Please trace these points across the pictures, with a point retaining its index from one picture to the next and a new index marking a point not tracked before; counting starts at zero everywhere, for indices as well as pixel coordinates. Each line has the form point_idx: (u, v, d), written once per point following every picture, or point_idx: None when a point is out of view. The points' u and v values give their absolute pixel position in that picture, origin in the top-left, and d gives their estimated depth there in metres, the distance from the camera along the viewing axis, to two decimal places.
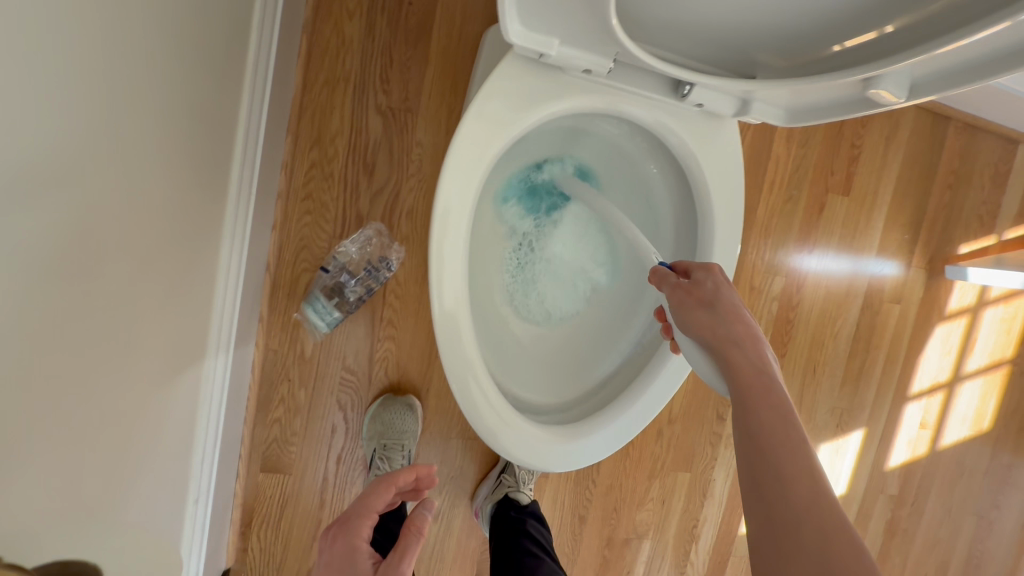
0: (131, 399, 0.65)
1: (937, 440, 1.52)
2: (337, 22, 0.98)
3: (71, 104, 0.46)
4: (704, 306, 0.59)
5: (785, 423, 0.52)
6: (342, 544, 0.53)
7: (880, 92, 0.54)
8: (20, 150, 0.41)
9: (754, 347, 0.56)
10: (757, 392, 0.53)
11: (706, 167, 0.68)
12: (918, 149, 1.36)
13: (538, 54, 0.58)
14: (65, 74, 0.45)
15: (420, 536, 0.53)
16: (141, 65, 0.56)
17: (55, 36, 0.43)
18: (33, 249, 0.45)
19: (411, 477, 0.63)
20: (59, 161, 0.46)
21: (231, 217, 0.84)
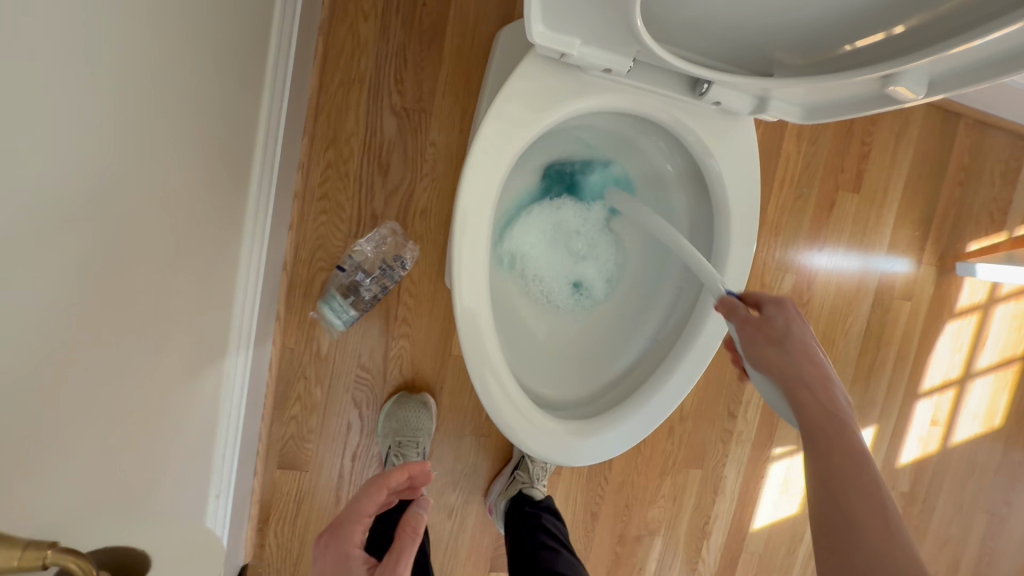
0: (159, 396, 0.65)
1: (949, 437, 1.52)
2: (352, 24, 1.00)
3: (111, 107, 0.48)
4: (776, 343, 0.61)
5: (857, 462, 0.53)
6: (336, 550, 0.57)
7: (898, 89, 0.54)
8: (67, 153, 0.43)
9: (825, 390, 0.58)
10: (827, 431, 0.55)
11: (724, 164, 0.69)
12: (928, 146, 1.36)
13: (559, 54, 0.59)
14: (106, 75, 0.46)
15: (414, 535, 0.56)
16: (172, 68, 0.57)
17: (100, 40, 0.44)
18: (76, 247, 0.46)
19: (401, 476, 0.67)
20: (100, 161, 0.48)
21: (251, 217, 0.85)
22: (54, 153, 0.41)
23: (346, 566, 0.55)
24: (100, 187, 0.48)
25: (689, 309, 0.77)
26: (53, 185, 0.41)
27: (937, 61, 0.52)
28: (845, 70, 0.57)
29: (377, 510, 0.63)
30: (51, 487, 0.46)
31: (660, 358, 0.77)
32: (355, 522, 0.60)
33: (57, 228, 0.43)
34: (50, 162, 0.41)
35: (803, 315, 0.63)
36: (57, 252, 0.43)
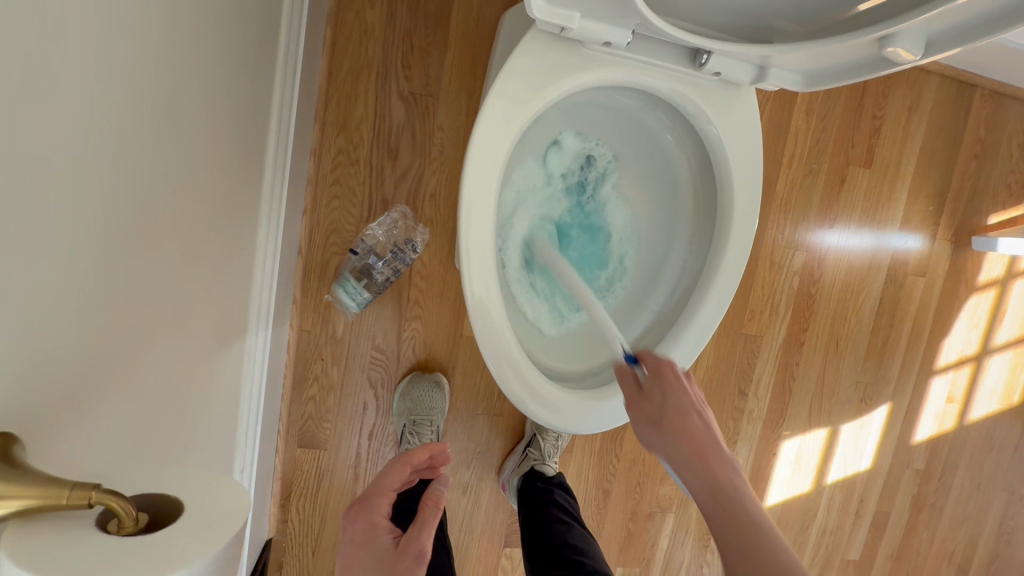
0: (185, 371, 0.68)
1: (965, 414, 1.51)
2: (359, 11, 1.02)
3: (136, 87, 0.50)
4: (654, 424, 0.62)
5: (750, 530, 0.54)
6: (363, 521, 0.61)
7: (897, 50, 0.55)
8: (99, 132, 0.45)
9: (704, 466, 0.58)
10: (714, 501, 0.56)
11: (726, 135, 0.70)
12: (942, 118, 1.34)
13: (559, 28, 0.60)
14: (130, 57, 0.48)
15: (436, 509, 0.60)
16: (187, 52, 0.59)
17: (126, 24, 0.47)
18: (107, 224, 0.48)
19: (424, 455, 0.70)
20: (129, 143, 0.50)
21: (267, 201, 0.88)
22: (88, 130, 0.43)
23: (373, 535, 0.60)
24: (128, 165, 0.51)
25: (695, 279, 0.78)
26: (86, 162, 0.44)
27: (935, 20, 0.52)
28: (844, 33, 0.57)
29: (401, 486, 0.67)
30: (89, 450, 0.49)
31: (666, 329, 0.79)
32: (379, 496, 0.64)
33: (88, 203, 0.45)
34: (86, 141, 0.43)
35: (682, 377, 0.64)
36: (87, 227, 0.45)
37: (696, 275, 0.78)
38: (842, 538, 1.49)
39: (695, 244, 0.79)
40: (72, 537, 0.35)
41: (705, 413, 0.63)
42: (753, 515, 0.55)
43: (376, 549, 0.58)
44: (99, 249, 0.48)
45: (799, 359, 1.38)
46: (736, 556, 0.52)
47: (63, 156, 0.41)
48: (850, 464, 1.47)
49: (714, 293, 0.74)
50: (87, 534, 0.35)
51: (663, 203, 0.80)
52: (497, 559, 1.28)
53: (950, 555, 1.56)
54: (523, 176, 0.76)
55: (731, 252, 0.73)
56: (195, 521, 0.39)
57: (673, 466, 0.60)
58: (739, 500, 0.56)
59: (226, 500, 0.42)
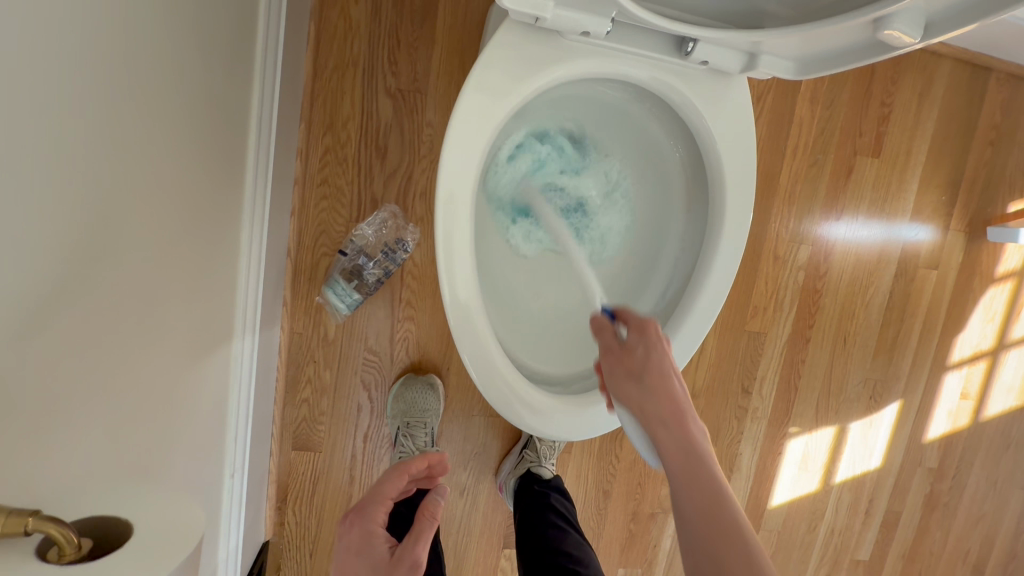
0: (163, 380, 0.67)
1: (981, 411, 1.46)
2: (343, 7, 0.99)
3: (92, 94, 0.48)
4: (634, 377, 0.60)
5: (711, 493, 0.55)
6: (359, 529, 0.58)
7: (893, 33, 0.51)
8: (49, 141, 0.43)
9: (679, 426, 0.58)
10: (681, 463, 0.57)
11: (716, 127, 0.66)
12: (955, 104, 1.28)
13: (533, 18, 0.57)
14: (83, 61, 0.46)
15: (433, 520, 0.57)
16: (151, 51, 0.56)
17: (76, 27, 0.45)
18: (63, 231, 0.46)
19: (422, 464, 0.68)
20: (87, 153, 0.48)
21: (251, 203, 0.86)
22: (37, 139, 0.42)
23: (369, 543, 0.57)
24: (87, 175, 0.49)
25: (687, 278, 0.75)
26: (37, 171, 0.42)
27: None
28: (837, 15, 0.53)
29: (398, 494, 0.64)
30: (51, 466, 0.47)
31: None
32: (377, 504, 0.61)
33: (40, 210, 0.43)
34: (36, 152, 0.42)
35: (668, 341, 0.62)
36: (39, 235, 0.43)
37: (689, 272, 0.75)
38: (852, 538, 1.46)
39: (688, 241, 0.76)
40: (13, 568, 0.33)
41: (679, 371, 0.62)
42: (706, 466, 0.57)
43: (371, 557, 0.55)
44: (54, 258, 0.46)
45: (805, 356, 1.34)
46: (693, 512, 0.54)
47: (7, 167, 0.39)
48: (859, 463, 1.43)
49: (707, 292, 0.71)
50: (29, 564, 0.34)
51: (655, 198, 0.77)
52: (496, 560, 1.27)
53: (965, 555, 1.52)
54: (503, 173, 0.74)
55: (723, 250, 0.70)
56: (143, 545, 0.37)
57: (645, 425, 0.59)
58: (705, 461, 0.57)
59: (180, 521, 0.40)
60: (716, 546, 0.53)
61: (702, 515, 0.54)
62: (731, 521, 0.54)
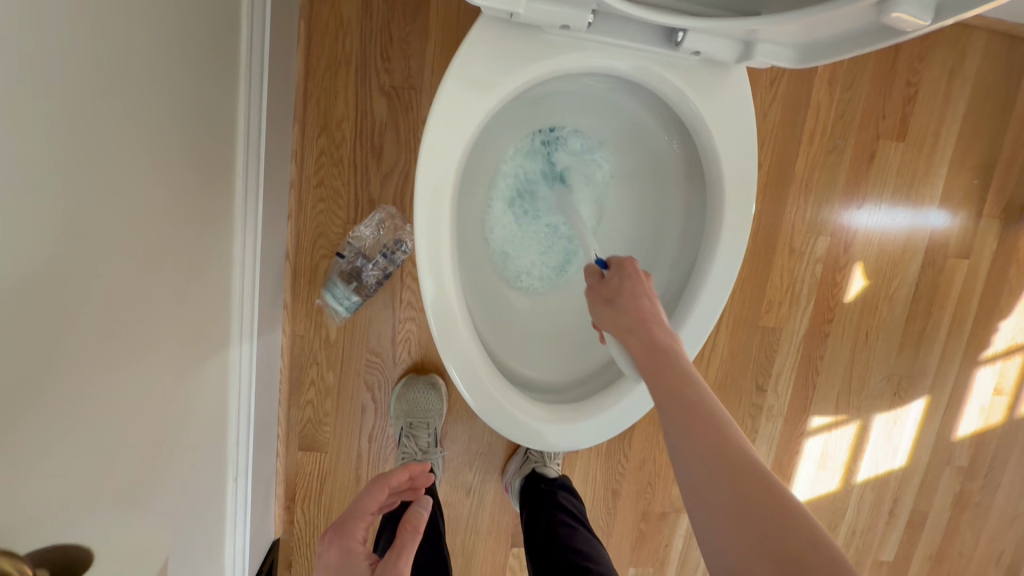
0: (156, 391, 0.67)
1: (1014, 406, 1.39)
2: (334, 4, 0.97)
3: (71, 115, 0.47)
4: (606, 300, 0.62)
5: (685, 386, 0.54)
6: (338, 547, 0.55)
7: (901, 15, 0.46)
8: (25, 166, 0.43)
9: (649, 331, 0.59)
10: (651, 365, 0.57)
11: (712, 122, 0.62)
12: (990, 80, 1.19)
13: (508, 14, 0.54)
14: (58, 81, 0.45)
15: (417, 532, 0.55)
16: (132, 63, 0.55)
17: (49, 46, 0.44)
18: (45, 251, 0.46)
19: (403, 477, 0.67)
20: (69, 172, 0.48)
21: (243, 209, 0.85)
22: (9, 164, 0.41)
23: (348, 563, 0.54)
24: (68, 197, 0.48)
25: (685, 279, 0.71)
26: (14, 192, 0.42)
27: None
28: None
29: (379, 508, 0.62)
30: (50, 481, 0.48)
31: None
32: (357, 519, 0.58)
33: (22, 231, 0.43)
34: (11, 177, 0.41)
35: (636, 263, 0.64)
36: (21, 257, 0.43)
37: (687, 272, 0.71)
38: (874, 538, 1.41)
39: (686, 240, 0.71)
40: None
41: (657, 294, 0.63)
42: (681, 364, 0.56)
43: None
44: (38, 279, 0.45)
45: (823, 352, 1.28)
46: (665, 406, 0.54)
47: None
48: (882, 461, 1.37)
49: (707, 296, 0.67)
50: None
51: (649, 193, 0.73)
52: (504, 559, 1.27)
53: (997, 556, 1.46)
54: (484, 183, 0.71)
55: (723, 250, 0.66)
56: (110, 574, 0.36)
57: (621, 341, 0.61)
58: (676, 361, 0.56)
59: (145, 550, 0.39)
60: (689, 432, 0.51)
61: (671, 406, 0.53)
62: (705, 407, 0.53)
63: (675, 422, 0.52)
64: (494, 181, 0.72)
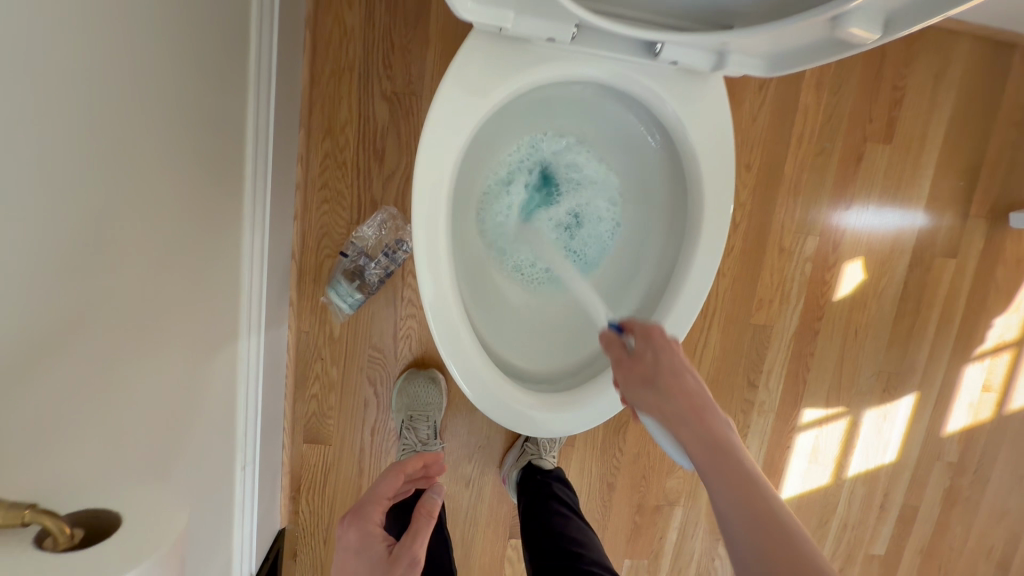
0: (171, 380, 0.71)
1: (1004, 403, 1.42)
2: (338, 14, 1.02)
3: (99, 122, 0.52)
4: (648, 382, 0.61)
5: (749, 486, 0.52)
6: (357, 529, 0.59)
7: (851, 31, 0.51)
8: (59, 168, 0.47)
9: (701, 422, 0.57)
10: (709, 461, 0.55)
11: (691, 126, 0.66)
12: (975, 84, 1.22)
13: (497, 28, 0.59)
14: (88, 92, 0.50)
15: (430, 519, 0.58)
16: (152, 74, 0.60)
17: (81, 60, 0.48)
18: (72, 245, 0.50)
19: (418, 464, 0.70)
20: (96, 175, 0.52)
21: (251, 210, 0.90)
22: (44, 167, 0.45)
23: (367, 544, 0.58)
24: (94, 197, 0.53)
25: (668, 274, 0.75)
26: (49, 192, 0.46)
27: None
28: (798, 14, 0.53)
29: (394, 494, 0.66)
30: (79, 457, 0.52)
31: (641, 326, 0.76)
32: (374, 504, 0.63)
33: (52, 225, 0.47)
34: (46, 180, 0.46)
35: (675, 343, 0.64)
36: (52, 250, 0.47)
37: (672, 266, 0.74)
38: (865, 532, 1.44)
39: (671, 236, 0.75)
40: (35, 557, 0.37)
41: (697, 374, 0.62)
42: (739, 458, 0.55)
43: (370, 558, 0.56)
44: (66, 269, 0.50)
45: (814, 349, 1.32)
46: (730, 509, 0.51)
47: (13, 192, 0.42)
48: (873, 456, 1.40)
49: (688, 290, 0.71)
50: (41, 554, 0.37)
51: (636, 194, 0.77)
52: (502, 550, 1.31)
53: (988, 551, 1.48)
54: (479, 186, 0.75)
55: (703, 247, 0.70)
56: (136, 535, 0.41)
57: (669, 428, 0.59)
58: (735, 457, 0.55)
59: (165, 514, 0.44)
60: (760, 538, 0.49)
61: (737, 507, 0.51)
62: (771, 510, 0.51)
63: (744, 529, 0.50)
64: (489, 184, 0.76)
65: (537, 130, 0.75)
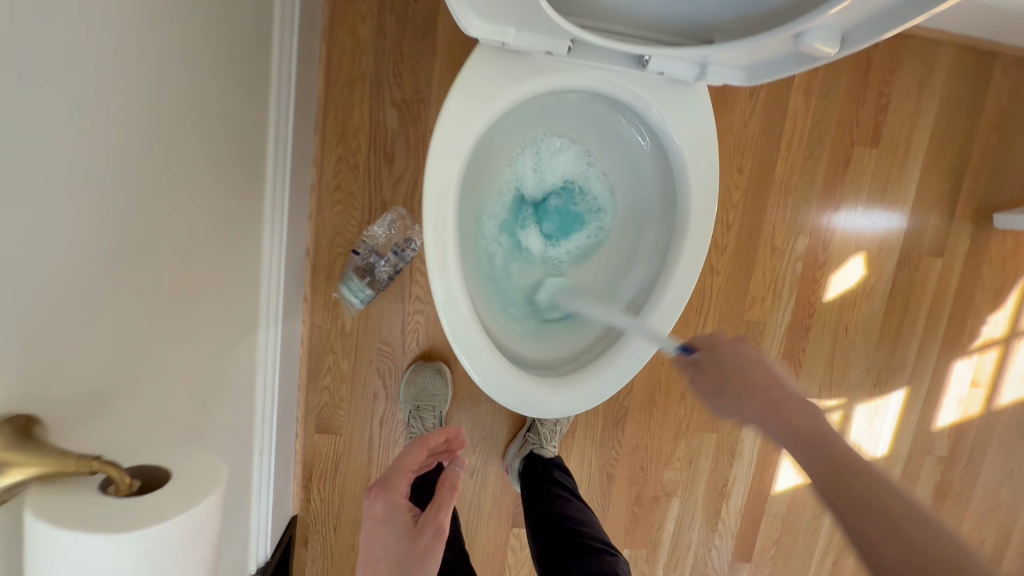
0: (200, 364, 0.77)
1: (992, 399, 1.46)
2: (351, 27, 1.08)
3: (147, 124, 0.58)
4: (720, 390, 0.66)
5: (846, 466, 0.58)
6: (384, 500, 0.64)
7: (812, 45, 0.57)
8: (112, 165, 0.53)
9: (785, 416, 0.63)
10: (810, 451, 0.61)
11: (677, 130, 0.72)
12: (958, 91, 1.28)
13: (500, 43, 0.65)
14: (140, 99, 0.56)
15: (453, 491, 0.63)
16: (192, 82, 0.66)
17: (135, 70, 0.55)
18: (124, 237, 0.56)
19: (439, 439, 0.75)
20: (142, 172, 0.59)
21: (270, 209, 0.96)
22: (102, 165, 0.52)
23: (393, 514, 0.63)
24: (142, 193, 0.59)
25: (660, 264, 0.81)
26: (104, 187, 0.52)
27: (845, 14, 0.55)
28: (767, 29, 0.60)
29: (418, 466, 0.70)
30: (124, 427, 0.58)
31: (636, 313, 0.82)
32: (399, 476, 0.67)
33: (108, 217, 0.54)
34: (101, 176, 0.52)
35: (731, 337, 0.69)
36: (107, 239, 0.54)
37: (663, 256, 0.81)
38: None
39: (663, 228, 0.81)
40: (103, 503, 0.43)
41: (766, 364, 0.67)
42: (829, 442, 0.61)
43: (397, 527, 0.61)
44: (118, 257, 0.56)
45: (805, 345, 1.37)
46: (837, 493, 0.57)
47: (76, 184, 0.48)
48: (865, 450, 1.45)
49: (678, 280, 0.77)
50: (106, 500, 0.43)
51: (629, 190, 0.83)
52: (505, 538, 1.35)
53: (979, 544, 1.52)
54: (484, 187, 0.80)
55: (691, 239, 0.76)
56: (185, 486, 0.46)
57: (758, 426, 0.64)
58: (825, 441, 0.61)
59: (207, 468, 0.50)
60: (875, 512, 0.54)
61: (844, 489, 0.57)
62: (874, 481, 0.57)
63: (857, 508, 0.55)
64: (492, 184, 0.81)
65: (535, 134, 0.80)
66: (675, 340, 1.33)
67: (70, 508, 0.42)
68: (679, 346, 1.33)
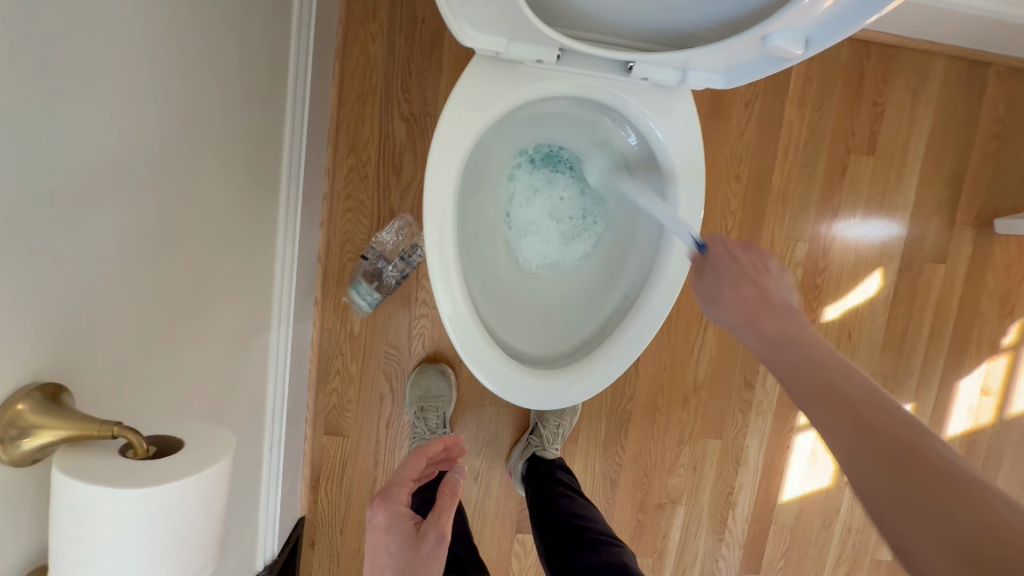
0: (215, 355, 0.82)
1: (1004, 407, 1.44)
2: (363, 46, 1.16)
3: (174, 125, 0.64)
4: (714, 300, 0.67)
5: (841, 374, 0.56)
6: (385, 512, 0.65)
7: (779, 45, 0.63)
8: (142, 161, 0.59)
9: (790, 322, 0.62)
10: (805, 363, 0.58)
11: (663, 130, 0.77)
12: (953, 99, 1.30)
13: (495, 53, 0.71)
14: (168, 102, 0.62)
15: (453, 498, 0.66)
16: (215, 91, 0.72)
17: (165, 78, 0.61)
18: (150, 227, 0.62)
19: (439, 447, 0.75)
20: (169, 170, 0.64)
21: (283, 214, 1.02)
22: (135, 160, 0.57)
23: (396, 523, 0.64)
24: (167, 189, 0.64)
25: (653, 251, 0.85)
26: (135, 181, 0.58)
27: (806, 18, 0.61)
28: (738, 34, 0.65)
29: (418, 474, 0.72)
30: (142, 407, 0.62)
31: (634, 302, 0.85)
32: (401, 485, 0.69)
33: (137, 208, 0.59)
34: (131, 170, 0.57)
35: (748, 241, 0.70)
36: (134, 227, 0.59)
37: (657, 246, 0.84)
38: (870, 536, 1.45)
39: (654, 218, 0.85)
40: (121, 463, 0.47)
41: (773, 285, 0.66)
42: (818, 352, 0.58)
43: (399, 536, 0.63)
44: (144, 245, 0.61)
45: None
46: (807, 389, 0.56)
47: (111, 175, 0.54)
48: None
49: (671, 269, 0.81)
50: (125, 461, 0.47)
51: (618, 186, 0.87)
52: (510, 544, 1.36)
53: None
54: (480, 196, 0.84)
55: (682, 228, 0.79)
56: (197, 450, 0.50)
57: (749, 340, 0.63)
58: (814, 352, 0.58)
59: (217, 436, 0.54)
60: (852, 413, 0.52)
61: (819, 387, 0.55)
62: (866, 391, 0.54)
63: (837, 408, 0.53)
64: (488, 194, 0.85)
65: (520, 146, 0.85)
66: (676, 344, 1.34)
67: (92, 464, 0.46)
68: (681, 351, 1.34)
